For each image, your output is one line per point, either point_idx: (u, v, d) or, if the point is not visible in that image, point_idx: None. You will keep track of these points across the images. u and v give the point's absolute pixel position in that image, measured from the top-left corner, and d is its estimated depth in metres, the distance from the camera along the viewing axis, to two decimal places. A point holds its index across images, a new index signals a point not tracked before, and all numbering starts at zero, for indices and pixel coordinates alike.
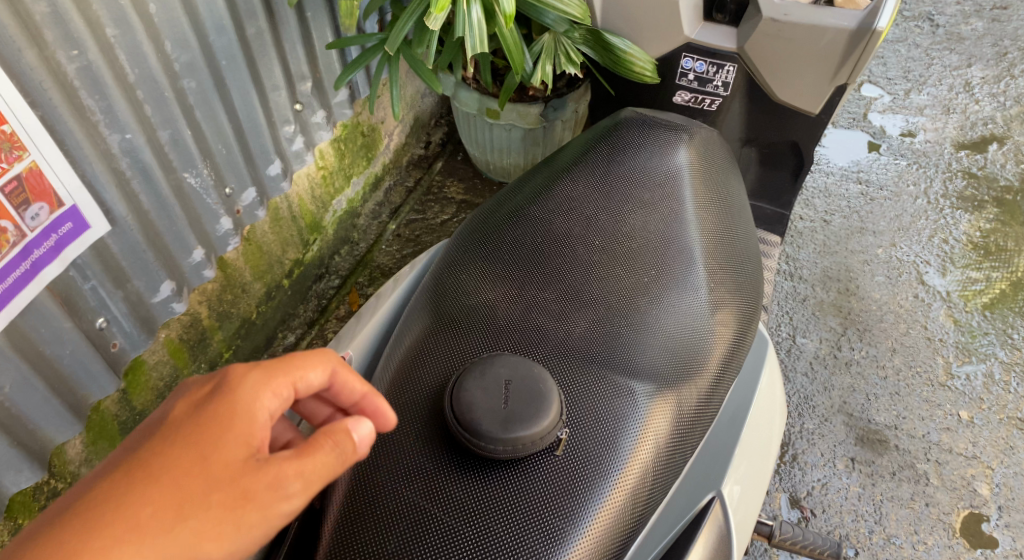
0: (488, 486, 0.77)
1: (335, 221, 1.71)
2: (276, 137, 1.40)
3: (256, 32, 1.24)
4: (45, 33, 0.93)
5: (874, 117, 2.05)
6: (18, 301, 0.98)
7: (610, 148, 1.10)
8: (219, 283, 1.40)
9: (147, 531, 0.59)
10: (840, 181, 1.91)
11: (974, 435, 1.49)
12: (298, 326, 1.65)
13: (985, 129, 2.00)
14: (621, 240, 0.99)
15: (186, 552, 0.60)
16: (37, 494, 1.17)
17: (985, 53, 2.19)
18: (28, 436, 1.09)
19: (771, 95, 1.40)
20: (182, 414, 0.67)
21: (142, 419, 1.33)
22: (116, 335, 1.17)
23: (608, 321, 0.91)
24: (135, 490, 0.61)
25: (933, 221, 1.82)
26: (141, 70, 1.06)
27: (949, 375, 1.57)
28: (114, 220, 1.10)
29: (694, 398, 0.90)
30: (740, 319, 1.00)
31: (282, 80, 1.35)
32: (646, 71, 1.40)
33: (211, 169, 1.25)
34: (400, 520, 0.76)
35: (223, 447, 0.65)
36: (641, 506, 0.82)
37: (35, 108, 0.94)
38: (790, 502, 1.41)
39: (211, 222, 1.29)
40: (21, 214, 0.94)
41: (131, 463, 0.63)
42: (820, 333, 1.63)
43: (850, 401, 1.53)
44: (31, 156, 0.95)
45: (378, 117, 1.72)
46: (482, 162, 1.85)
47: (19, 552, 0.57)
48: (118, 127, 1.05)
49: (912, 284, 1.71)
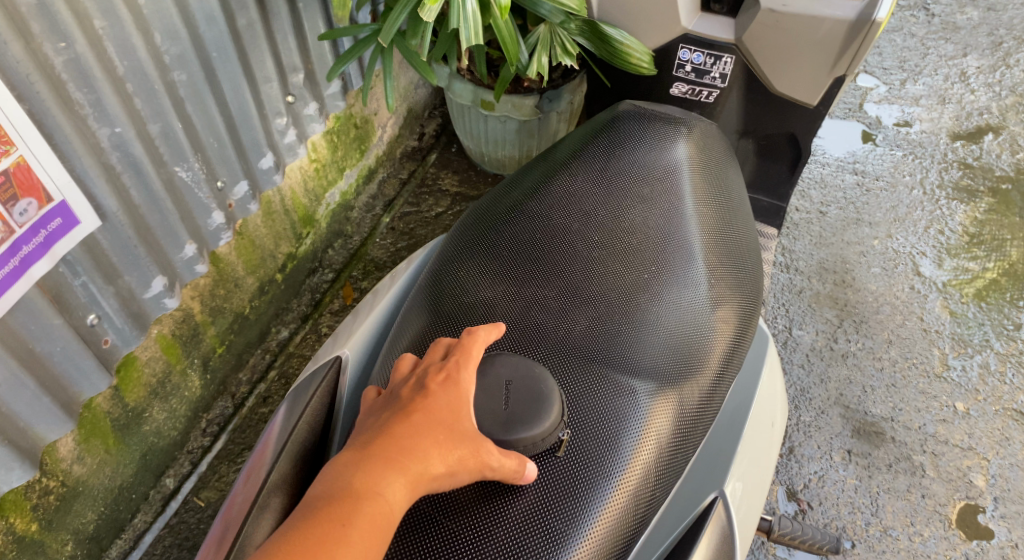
0: (490, 489, 0.77)
1: (329, 214, 1.70)
2: (269, 129, 1.37)
3: (247, 23, 1.22)
4: (31, 25, 0.90)
5: (870, 108, 2.04)
6: (7, 298, 0.96)
7: (608, 142, 1.09)
8: (212, 278, 1.38)
9: (431, 446, 0.71)
10: (837, 172, 1.90)
11: (970, 426, 1.49)
12: (292, 321, 1.63)
13: (982, 119, 2.00)
14: (622, 235, 0.98)
15: (454, 472, 0.71)
16: (29, 492, 1.16)
17: (981, 42, 2.18)
18: (20, 434, 1.08)
19: (769, 86, 1.38)
20: (424, 380, 0.76)
21: (135, 416, 1.31)
22: (108, 331, 1.16)
23: (609, 318, 0.91)
24: (418, 416, 0.72)
25: (929, 212, 1.82)
26: (129, 62, 1.04)
27: (945, 366, 1.57)
28: (104, 216, 1.08)
29: (695, 396, 0.90)
30: (741, 316, 0.99)
31: (275, 72, 1.33)
32: (643, 62, 1.38)
33: (203, 163, 1.23)
34: (399, 524, 0.76)
35: (458, 414, 0.74)
36: (643, 507, 0.83)
37: (22, 102, 0.92)
38: (787, 495, 1.41)
39: (203, 217, 1.27)
40: (10, 209, 0.92)
41: (404, 406, 0.74)
42: (817, 326, 1.63)
43: (847, 393, 1.53)
44: (19, 151, 0.93)
45: (371, 109, 1.71)
46: (477, 153, 1.83)
47: (362, 446, 0.71)
48: (108, 121, 1.03)
49: (909, 275, 1.71)
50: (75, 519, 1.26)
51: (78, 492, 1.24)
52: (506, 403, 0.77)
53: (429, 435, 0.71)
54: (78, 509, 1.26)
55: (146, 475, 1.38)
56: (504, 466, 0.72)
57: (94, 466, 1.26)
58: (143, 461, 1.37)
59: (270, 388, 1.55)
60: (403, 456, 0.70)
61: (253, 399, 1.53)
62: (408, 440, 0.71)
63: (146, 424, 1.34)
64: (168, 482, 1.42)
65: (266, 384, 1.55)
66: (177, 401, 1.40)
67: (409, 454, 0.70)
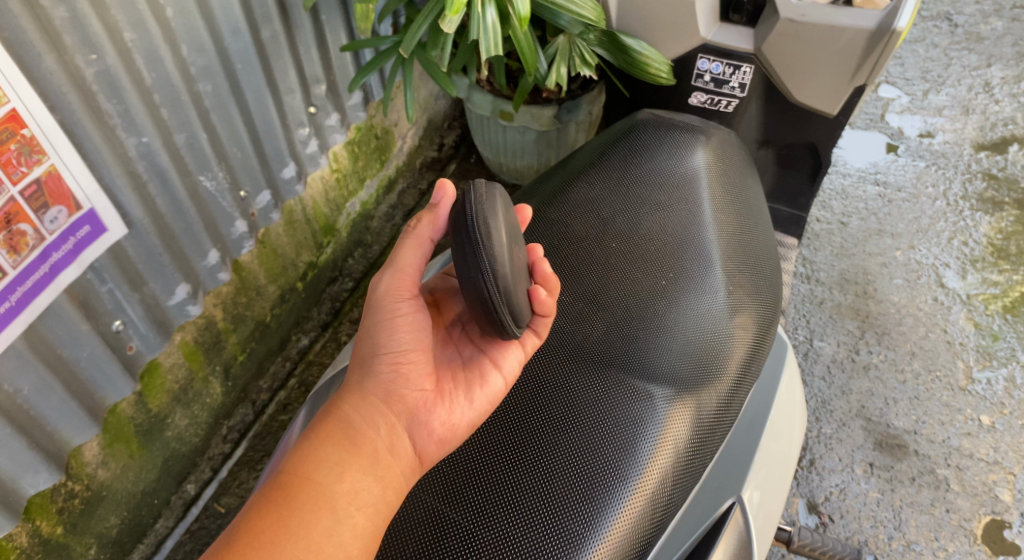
0: (506, 492, 0.81)
1: (349, 223, 1.70)
2: (291, 139, 1.40)
3: (271, 35, 1.25)
4: (63, 37, 0.93)
5: (892, 118, 2.02)
6: (38, 303, 0.99)
7: (626, 149, 1.09)
8: (234, 285, 1.39)
9: (338, 402, 0.84)
10: (858, 183, 1.89)
11: (995, 440, 1.47)
12: (312, 329, 1.65)
13: (1006, 130, 1.97)
14: (639, 241, 1.00)
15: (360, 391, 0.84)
16: (55, 495, 1.18)
17: (1005, 53, 2.15)
18: (46, 437, 1.10)
19: (789, 96, 1.38)
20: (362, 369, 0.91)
21: (158, 422, 1.33)
22: (133, 337, 1.18)
23: (626, 324, 0.93)
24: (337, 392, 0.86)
25: (953, 223, 1.80)
26: (157, 74, 1.06)
27: (970, 380, 1.54)
28: (131, 223, 1.10)
29: (713, 401, 0.91)
30: (760, 323, 0.99)
31: (297, 83, 1.35)
32: (662, 72, 1.38)
33: (226, 172, 1.25)
34: (420, 526, 0.80)
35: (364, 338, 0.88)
36: (662, 509, 0.83)
37: (54, 112, 0.95)
38: (808, 508, 1.40)
39: (226, 225, 1.29)
40: (40, 217, 0.96)
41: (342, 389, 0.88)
42: (838, 337, 1.61)
43: (868, 405, 1.52)
44: (50, 160, 0.96)
45: (392, 120, 1.71)
46: (495, 163, 1.84)
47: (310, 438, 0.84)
48: (135, 130, 1.06)
49: (932, 287, 1.69)
50: (99, 523, 1.28)
51: (103, 496, 1.26)
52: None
53: (335, 399, 0.84)
54: (102, 513, 1.28)
55: (167, 481, 1.40)
56: (419, 231, 0.87)
57: (118, 471, 1.28)
58: (165, 466, 1.38)
59: (291, 395, 1.58)
60: (316, 426, 0.82)
61: (273, 406, 1.57)
62: (322, 413, 0.84)
63: (168, 430, 1.36)
64: (189, 488, 1.44)
65: (286, 391, 1.58)
66: (199, 408, 1.41)
67: (322, 419, 0.83)
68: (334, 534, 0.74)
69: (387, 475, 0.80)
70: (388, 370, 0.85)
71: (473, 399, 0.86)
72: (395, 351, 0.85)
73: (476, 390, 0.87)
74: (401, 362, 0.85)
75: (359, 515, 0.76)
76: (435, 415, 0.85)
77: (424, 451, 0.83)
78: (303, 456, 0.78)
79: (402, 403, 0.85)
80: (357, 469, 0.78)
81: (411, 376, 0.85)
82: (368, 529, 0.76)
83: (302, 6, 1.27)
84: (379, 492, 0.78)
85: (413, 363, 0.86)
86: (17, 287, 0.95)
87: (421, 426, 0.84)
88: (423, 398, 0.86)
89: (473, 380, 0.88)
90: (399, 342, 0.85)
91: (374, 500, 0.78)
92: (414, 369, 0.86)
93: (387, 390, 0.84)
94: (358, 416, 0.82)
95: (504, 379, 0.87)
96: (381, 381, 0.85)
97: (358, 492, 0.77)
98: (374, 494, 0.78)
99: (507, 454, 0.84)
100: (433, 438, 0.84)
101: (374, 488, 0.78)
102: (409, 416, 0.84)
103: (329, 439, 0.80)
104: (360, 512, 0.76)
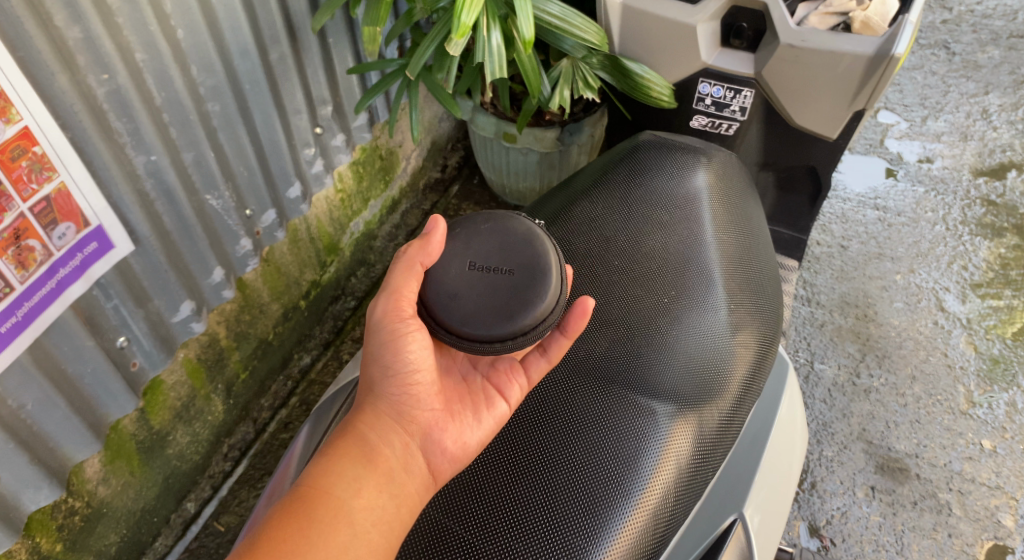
0: (513, 508, 0.81)
1: (352, 242, 1.71)
2: (297, 159, 1.41)
3: (279, 57, 1.27)
4: (76, 57, 0.95)
5: (891, 144, 2.04)
6: (43, 318, 1.00)
7: (630, 170, 1.11)
8: (238, 303, 1.40)
9: (353, 420, 0.83)
10: (858, 207, 1.90)
11: (997, 464, 1.46)
12: (314, 347, 1.66)
13: (1005, 157, 1.99)
14: (642, 260, 1.01)
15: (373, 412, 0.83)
16: (56, 512, 1.17)
17: (1002, 81, 2.18)
18: (49, 453, 1.10)
19: (789, 120, 1.40)
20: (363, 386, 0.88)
21: (159, 439, 1.32)
22: (137, 354, 1.19)
23: (628, 341, 0.94)
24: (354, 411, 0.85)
25: (952, 248, 1.81)
26: (167, 94, 1.08)
27: (971, 404, 1.55)
28: (137, 241, 1.11)
29: (715, 417, 0.91)
30: (761, 342, 1.00)
31: (303, 104, 1.37)
32: (664, 95, 1.42)
33: (232, 191, 1.27)
34: (423, 535, 0.80)
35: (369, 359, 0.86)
36: (664, 526, 0.84)
37: (65, 131, 0.97)
38: (809, 531, 1.39)
39: (231, 243, 1.30)
40: (49, 233, 0.97)
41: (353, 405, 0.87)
42: (839, 360, 1.62)
43: (869, 429, 1.51)
44: (60, 177, 0.97)
45: (397, 141, 1.73)
46: (498, 185, 1.86)
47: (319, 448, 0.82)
48: (144, 149, 1.07)
49: (932, 310, 1.69)
50: (99, 540, 1.28)
51: (102, 513, 1.26)
52: (473, 266, 0.90)
53: (354, 417, 0.83)
54: (100, 531, 1.27)
55: (168, 499, 1.40)
56: (411, 258, 0.88)
57: (118, 488, 1.27)
58: (165, 484, 1.38)
59: (292, 413, 1.59)
60: (332, 441, 0.81)
61: (274, 424, 1.57)
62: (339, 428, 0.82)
63: (169, 448, 1.35)
64: (189, 506, 1.44)
65: (288, 410, 1.59)
66: (200, 425, 1.41)
67: (337, 435, 0.81)
68: (350, 549, 0.72)
69: (402, 493, 0.79)
70: (399, 392, 0.84)
71: (480, 419, 0.86)
72: (407, 374, 0.84)
73: (483, 411, 0.87)
74: (413, 383, 0.85)
75: (375, 532, 0.75)
76: (447, 434, 0.84)
77: (439, 469, 0.83)
78: (319, 470, 0.77)
79: (415, 424, 0.84)
80: (373, 486, 0.77)
81: (422, 397, 0.85)
82: (384, 546, 0.74)
83: (310, 29, 1.30)
84: (394, 509, 0.77)
85: (422, 386, 0.85)
86: (24, 301, 0.96)
87: (435, 446, 0.83)
88: (433, 418, 0.85)
89: (479, 403, 0.88)
90: (408, 365, 0.85)
91: (389, 517, 0.76)
92: (424, 391, 0.85)
93: (399, 410, 0.84)
94: (370, 433, 0.81)
95: (509, 404, 0.88)
96: (394, 402, 0.84)
97: (375, 509, 0.76)
98: (389, 511, 0.77)
99: (518, 468, 0.84)
100: (446, 456, 0.83)
101: (389, 506, 0.77)
102: (423, 435, 0.84)
103: (346, 452, 0.79)
104: (375, 528, 0.75)
